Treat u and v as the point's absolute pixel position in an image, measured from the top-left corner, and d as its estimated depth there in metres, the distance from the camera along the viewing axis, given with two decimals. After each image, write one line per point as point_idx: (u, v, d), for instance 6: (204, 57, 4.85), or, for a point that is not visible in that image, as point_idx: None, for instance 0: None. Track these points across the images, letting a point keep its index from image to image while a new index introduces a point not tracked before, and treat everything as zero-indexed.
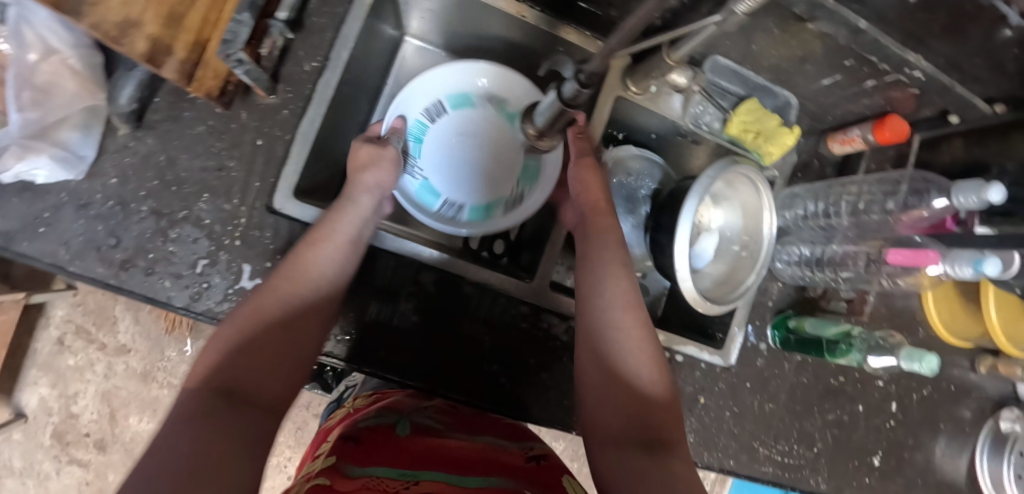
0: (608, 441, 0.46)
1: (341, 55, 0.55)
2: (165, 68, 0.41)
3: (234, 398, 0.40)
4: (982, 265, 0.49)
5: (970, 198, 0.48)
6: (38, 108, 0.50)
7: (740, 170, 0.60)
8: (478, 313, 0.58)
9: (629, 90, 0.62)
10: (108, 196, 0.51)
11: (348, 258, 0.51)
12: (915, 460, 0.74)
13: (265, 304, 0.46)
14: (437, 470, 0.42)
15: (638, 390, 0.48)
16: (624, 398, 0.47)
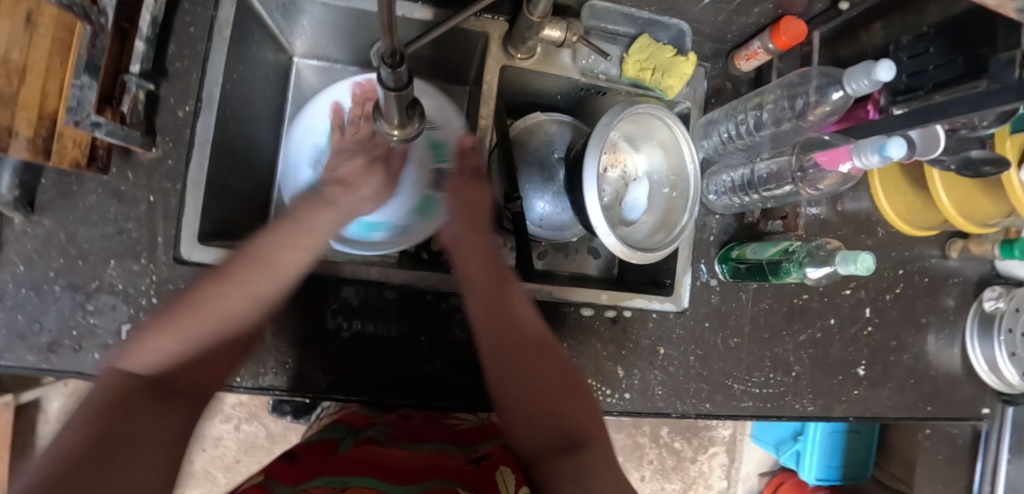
0: (536, 450, 0.46)
1: (211, 93, 0.54)
2: (13, 149, 0.41)
3: (138, 409, 0.37)
4: (885, 150, 0.45)
5: (862, 82, 0.46)
6: None
7: (642, 109, 0.58)
8: (414, 315, 0.58)
9: (513, 56, 0.60)
10: (20, 284, 0.51)
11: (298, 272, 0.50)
12: (901, 360, 0.73)
13: (200, 316, 0.44)
14: (366, 477, 0.42)
15: (547, 386, 0.50)
16: (540, 397, 0.49)
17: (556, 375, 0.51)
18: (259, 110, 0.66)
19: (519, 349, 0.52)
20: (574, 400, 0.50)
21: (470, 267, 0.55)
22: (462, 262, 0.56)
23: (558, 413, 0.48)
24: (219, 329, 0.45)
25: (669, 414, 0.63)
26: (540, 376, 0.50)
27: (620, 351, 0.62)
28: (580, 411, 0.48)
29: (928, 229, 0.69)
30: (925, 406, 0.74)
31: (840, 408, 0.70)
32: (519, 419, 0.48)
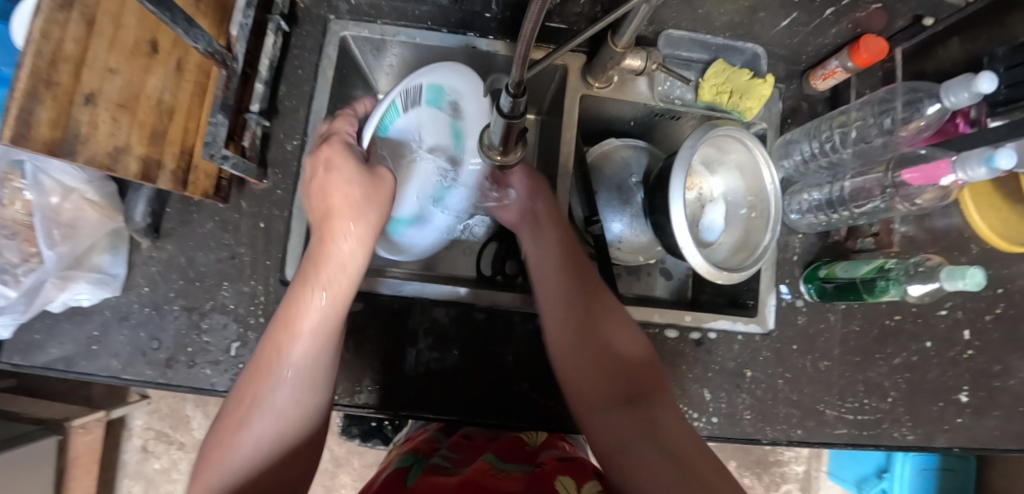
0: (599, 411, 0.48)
1: (316, 128, 0.59)
2: (161, 180, 0.45)
3: None
4: (994, 161, 0.45)
5: (961, 95, 0.46)
6: (68, 242, 0.51)
7: (721, 132, 0.59)
8: (493, 337, 0.59)
9: (592, 85, 0.62)
10: (144, 303, 0.56)
11: (331, 321, 0.46)
12: (1007, 386, 0.69)
13: (247, 402, 0.43)
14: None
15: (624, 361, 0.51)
16: (613, 370, 0.50)
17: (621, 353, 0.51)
18: None
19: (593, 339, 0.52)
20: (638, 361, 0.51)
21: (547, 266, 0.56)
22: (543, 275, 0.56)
23: (628, 368, 0.51)
24: (276, 406, 0.43)
25: (759, 440, 0.61)
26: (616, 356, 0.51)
27: (705, 374, 0.61)
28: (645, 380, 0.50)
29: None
30: None
31: (942, 437, 0.66)
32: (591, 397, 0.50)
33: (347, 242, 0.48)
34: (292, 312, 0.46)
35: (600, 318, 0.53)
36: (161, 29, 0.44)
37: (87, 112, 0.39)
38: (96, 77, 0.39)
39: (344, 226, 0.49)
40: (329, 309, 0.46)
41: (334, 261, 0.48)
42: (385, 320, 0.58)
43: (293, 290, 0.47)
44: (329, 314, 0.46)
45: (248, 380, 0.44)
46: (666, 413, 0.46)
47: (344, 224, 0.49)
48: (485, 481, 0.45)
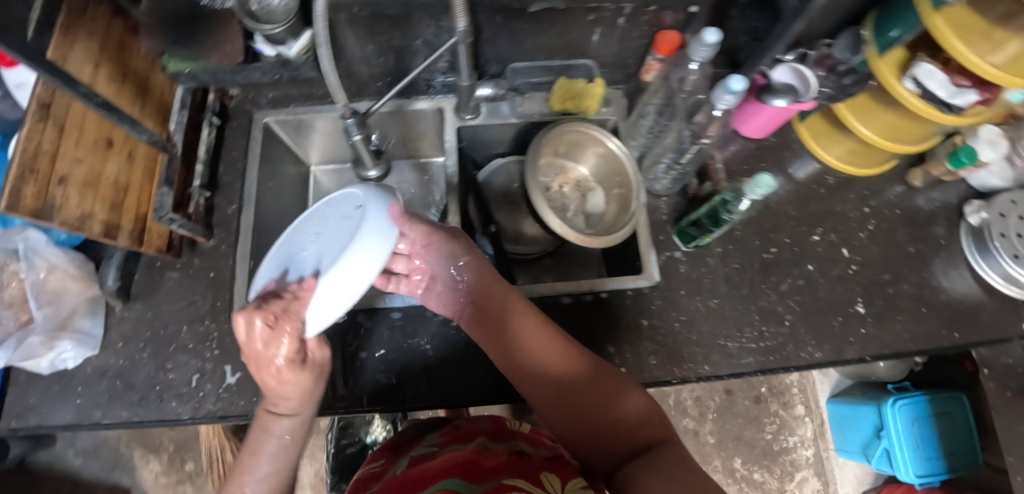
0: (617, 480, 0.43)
1: (249, 192, 0.73)
2: (120, 239, 0.58)
3: None
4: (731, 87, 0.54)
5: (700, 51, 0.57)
6: (52, 306, 0.63)
7: (557, 133, 0.74)
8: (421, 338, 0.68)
9: (463, 117, 0.77)
10: (119, 356, 0.67)
11: (291, 434, 0.51)
12: (901, 291, 0.75)
13: None
14: (446, 480, 0.45)
15: (586, 401, 0.50)
16: (590, 439, 0.49)
17: (602, 384, 0.51)
18: (292, 205, 0.85)
19: (571, 386, 0.51)
20: (614, 417, 0.49)
21: (486, 317, 0.57)
22: (485, 316, 0.57)
23: (612, 426, 0.48)
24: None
25: (670, 381, 0.67)
26: (579, 401, 0.50)
27: (607, 328, 0.69)
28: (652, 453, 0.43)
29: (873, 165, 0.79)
30: (951, 332, 0.74)
31: (851, 350, 0.71)
32: (592, 460, 0.48)
33: (288, 392, 0.47)
34: (257, 435, 0.50)
35: (559, 361, 0.52)
36: (116, 130, 0.60)
37: (60, 191, 0.52)
38: (66, 164, 0.53)
39: (291, 372, 0.46)
40: (283, 449, 0.51)
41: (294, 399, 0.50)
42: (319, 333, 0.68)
43: (253, 440, 0.51)
44: (295, 427, 0.51)
45: None
46: (668, 452, 0.43)
47: (282, 407, 0.50)
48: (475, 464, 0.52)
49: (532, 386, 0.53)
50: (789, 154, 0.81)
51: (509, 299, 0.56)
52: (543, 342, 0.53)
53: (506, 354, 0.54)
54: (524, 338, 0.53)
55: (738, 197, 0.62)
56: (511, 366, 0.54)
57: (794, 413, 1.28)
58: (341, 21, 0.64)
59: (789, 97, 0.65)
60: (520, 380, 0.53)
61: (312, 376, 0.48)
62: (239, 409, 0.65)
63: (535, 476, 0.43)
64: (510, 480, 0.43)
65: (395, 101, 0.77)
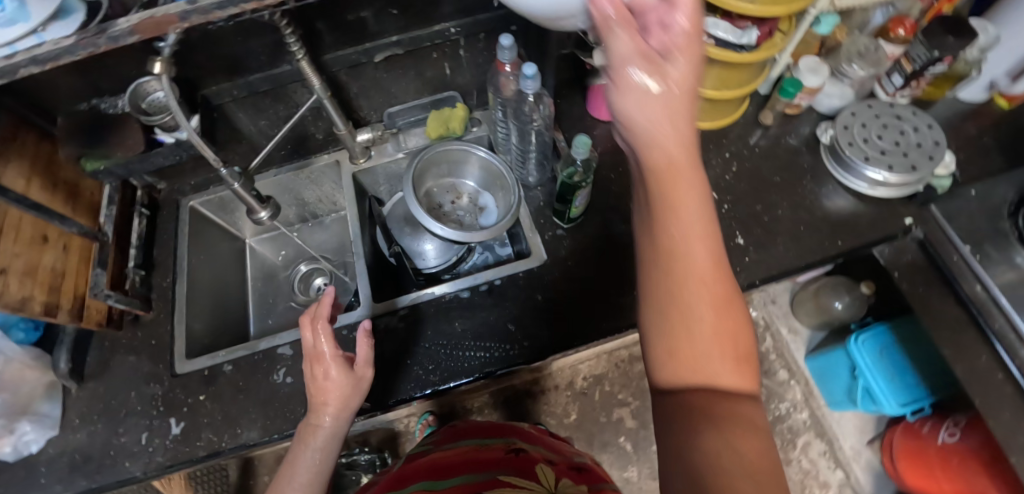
0: (671, 430, 0.32)
1: (182, 266, 0.83)
2: (59, 315, 0.68)
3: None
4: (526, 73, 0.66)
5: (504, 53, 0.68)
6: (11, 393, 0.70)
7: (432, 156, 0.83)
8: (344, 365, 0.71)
9: (357, 162, 0.88)
10: (76, 432, 0.73)
11: (325, 451, 0.58)
12: (777, 216, 0.80)
13: None
14: (415, 485, 0.44)
15: (711, 343, 0.34)
16: (653, 347, 0.35)
17: (738, 356, 0.35)
18: (233, 275, 0.95)
19: (701, 294, 0.34)
20: (700, 377, 0.33)
21: (655, 109, 0.32)
22: (631, 114, 0.33)
23: (702, 375, 0.33)
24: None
25: (573, 343, 0.72)
26: (702, 322, 0.34)
27: (506, 311, 0.75)
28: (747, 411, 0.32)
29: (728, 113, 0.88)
30: (835, 241, 0.79)
31: (740, 278, 0.75)
32: (659, 368, 0.35)
33: (327, 396, 0.58)
34: (300, 445, 0.58)
35: (716, 301, 0.34)
36: (50, 226, 0.69)
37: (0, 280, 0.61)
38: (8, 258, 0.62)
39: (333, 371, 0.58)
40: (318, 464, 0.57)
41: (323, 409, 0.58)
42: (250, 372, 0.74)
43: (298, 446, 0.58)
44: (330, 448, 0.59)
45: None
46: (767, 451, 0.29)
47: (327, 417, 0.58)
48: (457, 465, 0.46)
49: (658, 237, 0.34)
50: None
51: (679, 148, 0.33)
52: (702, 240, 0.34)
53: (652, 166, 0.33)
54: (657, 134, 0.33)
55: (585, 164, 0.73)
56: (653, 183, 0.33)
57: (778, 379, 1.29)
58: (227, 105, 0.78)
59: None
60: (659, 256, 0.34)
61: (351, 389, 0.58)
62: (186, 456, 0.70)
63: (530, 473, 0.43)
64: (502, 476, 0.42)
65: (298, 162, 0.90)
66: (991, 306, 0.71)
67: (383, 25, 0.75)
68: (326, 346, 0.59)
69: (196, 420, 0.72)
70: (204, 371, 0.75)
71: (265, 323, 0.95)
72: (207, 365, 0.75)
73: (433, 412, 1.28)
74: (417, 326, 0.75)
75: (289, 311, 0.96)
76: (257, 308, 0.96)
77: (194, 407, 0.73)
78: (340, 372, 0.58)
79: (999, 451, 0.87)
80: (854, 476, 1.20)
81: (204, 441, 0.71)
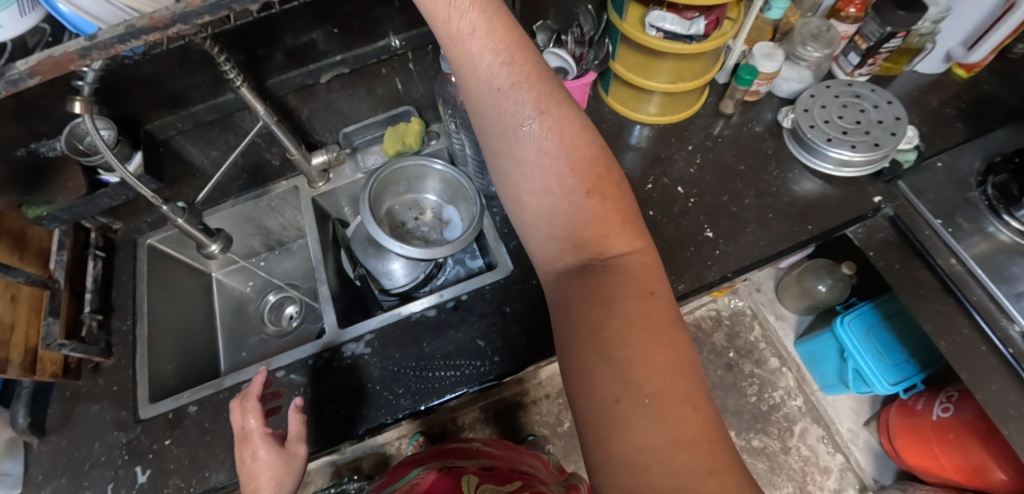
0: (565, 309, 0.41)
1: (142, 307, 0.81)
2: (10, 372, 0.65)
3: None
4: None
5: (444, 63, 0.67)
6: None
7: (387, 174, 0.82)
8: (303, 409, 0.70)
9: (316, 185, 0.87)
10: (41, 488, 0.71)
11: None
12: (744, 206, 0.78)
13: None
14: None
15: (602, 231, 0.43)
16: (555, 238, 0.45)
17: (631, 233, 0.44)
18: (200, 310, 0.92)
19: (577, 194, 0.44)
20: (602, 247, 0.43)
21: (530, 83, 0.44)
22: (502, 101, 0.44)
23: (599, 251, 0.43)
24: None
25: (546, 353, 0.70)
26: (591, 217, 0.44)
27: (474, 325, 0.73)
28: (638, 283, 0.40)
29: (688, 107, 0.87)
30: (804, 226, 0.77)
31: (711, 271, 0.74)
32: (558, 259, 0.45)
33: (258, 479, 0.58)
34: None
35: (587, 181, 0.44)
36: None
37: None
38: None
39: (264, 452, 0.59)
40: None
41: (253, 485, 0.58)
42: (216, 412, 0.72)
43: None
44: None
45: None
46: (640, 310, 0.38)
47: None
48: None
49: (541, 173, 0.45)
50: (609, 124, 0.88)
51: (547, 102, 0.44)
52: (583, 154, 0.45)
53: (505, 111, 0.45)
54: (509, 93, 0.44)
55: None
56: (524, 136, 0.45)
57: (769, 367, 1.28)
58: (173, 138, 0.76)
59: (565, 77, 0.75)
60: (542, 175, 0.45)
61: (284, 467, 0.59)
62: None
63: None
64: None
65: (257, 190, 0.88)
66: (967, 277, 0.70)
67: (325, 44, 0.73)
68: (256, 426, 0.61)
69: (164, 465, 0.70)
70: (169, 414, 0.73)
71: (236, 357, 0.92)
72: (171, 408, 0.73)
73: (422, 432, 1.25)
74: (384, 350, 0.73)
75: (261, 344, 0.93)
76: (226, 343, 0.93)
77: (161, 452, 0.70)
78: (270, 449, 0.59)
79: (995, 429, 0.86)
80: (854, 459, 1.19)
81: (171, 487, 0.68)
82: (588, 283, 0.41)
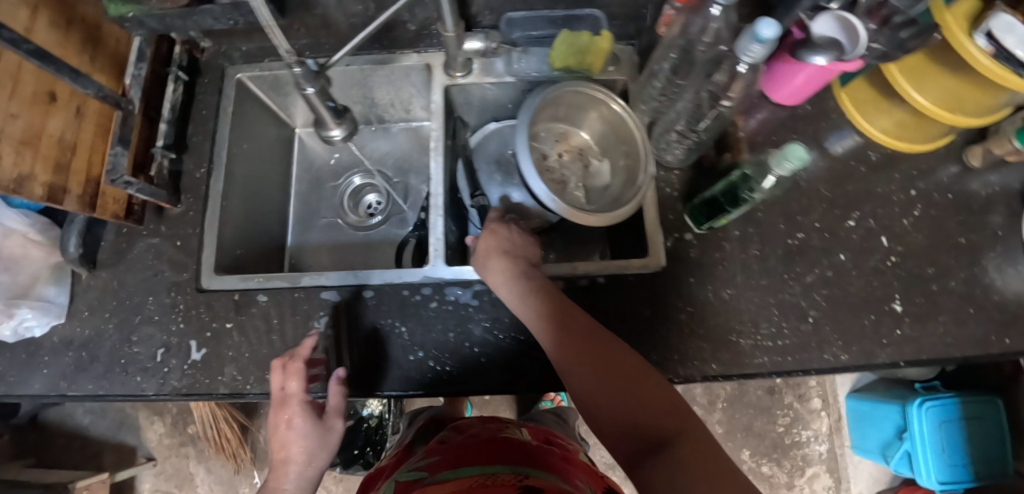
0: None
1: (218, 154, 0.68)
2: (65, 202, 0.55)
3: None
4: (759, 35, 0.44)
5: None
6: (12, 272, 0.60)
7: (552, 94, 0.64)
8: (369, 347, 0.61)
9: (452, 75, 0.69)
10: (86, 326, 0.64)
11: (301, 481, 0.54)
12: (948, 288, 0.63)
13: None
14: None
15: (642, 419, 0.45)
16: (616, 442, 0.45)
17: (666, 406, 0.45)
18: (273, 170, 0.80)
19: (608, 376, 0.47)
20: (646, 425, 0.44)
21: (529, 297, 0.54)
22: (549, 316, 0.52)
23: (643, 431, 0.44)
24: None
25: (670, 379, 0.60)
26: (635, 412, 0.45)
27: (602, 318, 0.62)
28: (690, 447, 0.41)
29: (935, 137, 0.67)
30: (1003, 338, 0.61)
31: (883, 353, 0.61)
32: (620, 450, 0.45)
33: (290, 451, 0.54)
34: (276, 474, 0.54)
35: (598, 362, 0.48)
36: (60, 83, 0.54)
37: None
38: None
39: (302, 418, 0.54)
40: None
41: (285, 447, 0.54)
42: (287, 310, 0.63)
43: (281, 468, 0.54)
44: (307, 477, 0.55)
45: None
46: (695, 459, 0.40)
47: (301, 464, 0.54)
48: None
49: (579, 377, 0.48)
50: (826, 124, 0.69)
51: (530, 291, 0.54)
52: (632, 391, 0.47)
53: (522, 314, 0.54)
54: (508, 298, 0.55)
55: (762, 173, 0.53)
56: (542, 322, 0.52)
57: (810, 406, 1.19)
58: None
59: (832, 53, 0.53)
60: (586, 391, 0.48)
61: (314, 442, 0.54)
62: (204, 387, 0.61)
63: None
64: None
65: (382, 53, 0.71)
66: None
67: None
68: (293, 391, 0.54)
69: (221, 348, 0.62)
70: (235, 295, 0.64)
71: (303, 236, 0.81)
72: (239, 289, 0.64)
73: None
74: (492, 309, 0.62)
75: (332, 229, 0.82)
76: (296, 215, 0.82)
77: (219, 333, 0.63)
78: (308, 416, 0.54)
79: None
80: None
81: (223, 376, 0.61)
82: (657, 462, 0.40)
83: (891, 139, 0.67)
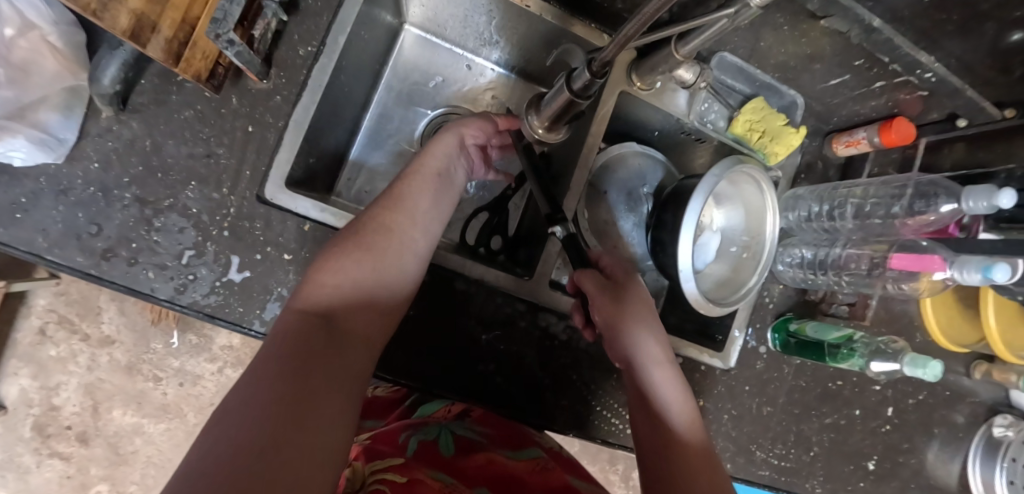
0: None
1: (336, 40, 0.53)
2: (149, 45, 0.40)
3: None
4: (990, 272, 0.48)
5: (979, 203, 0.49)
6: (14, 86, 0.46)
7: (746, 169, 0.58)
8: (440, 333, 0.56)
9: (634, 85, 0.60)
10: (90, 182, 0.49)
11: (436, 196, 0.53)
12: (908, 463, 0.73)
13: (339, 263, 0.45)
14: None
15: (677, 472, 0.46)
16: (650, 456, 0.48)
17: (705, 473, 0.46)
18: (367, 66, 0.65)
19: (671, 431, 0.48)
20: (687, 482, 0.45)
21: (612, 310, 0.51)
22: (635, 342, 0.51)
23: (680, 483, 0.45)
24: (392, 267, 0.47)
25: None
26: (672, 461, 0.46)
27: None
28: None
29: (962, 345, 0.71)
30: None
31: None
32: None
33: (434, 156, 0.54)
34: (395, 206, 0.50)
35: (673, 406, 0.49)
36: None
37: None
38: None
39: (456, 141, 0.56)
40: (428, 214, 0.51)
41: (433, 153, 0.54)
42: None
43: (343, 255, 0.45)
44: (436, 188, 0.53)
45: (339, 261, 0.45)
46: None
47: (402, 221, 0.49)
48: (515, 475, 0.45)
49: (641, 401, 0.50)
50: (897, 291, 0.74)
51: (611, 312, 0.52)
52: (688, 434, 0.48)
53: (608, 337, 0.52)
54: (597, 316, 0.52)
55: (882, 354, 0.62)
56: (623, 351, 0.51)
57: None
58: None
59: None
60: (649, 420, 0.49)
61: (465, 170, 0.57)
62: (235, 315, 0.51)
63: None
64: None
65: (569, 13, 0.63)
66: None
67: None
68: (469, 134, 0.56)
69: (269, 278, 0.52)
70: (305, 224, 0.53)
71: (368, 155, 0.69)
72: (314, 220, 0.53)
73: None
74: (570, 351, 0.60)
75: (403, 161, 0.70)
76: (370, 126, 0.69)
77: (273, 260, 0.52)
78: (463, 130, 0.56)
79: None
80: None
81: (263, 310, 0.51)
82: None
83: (941, 333, 0.68)
